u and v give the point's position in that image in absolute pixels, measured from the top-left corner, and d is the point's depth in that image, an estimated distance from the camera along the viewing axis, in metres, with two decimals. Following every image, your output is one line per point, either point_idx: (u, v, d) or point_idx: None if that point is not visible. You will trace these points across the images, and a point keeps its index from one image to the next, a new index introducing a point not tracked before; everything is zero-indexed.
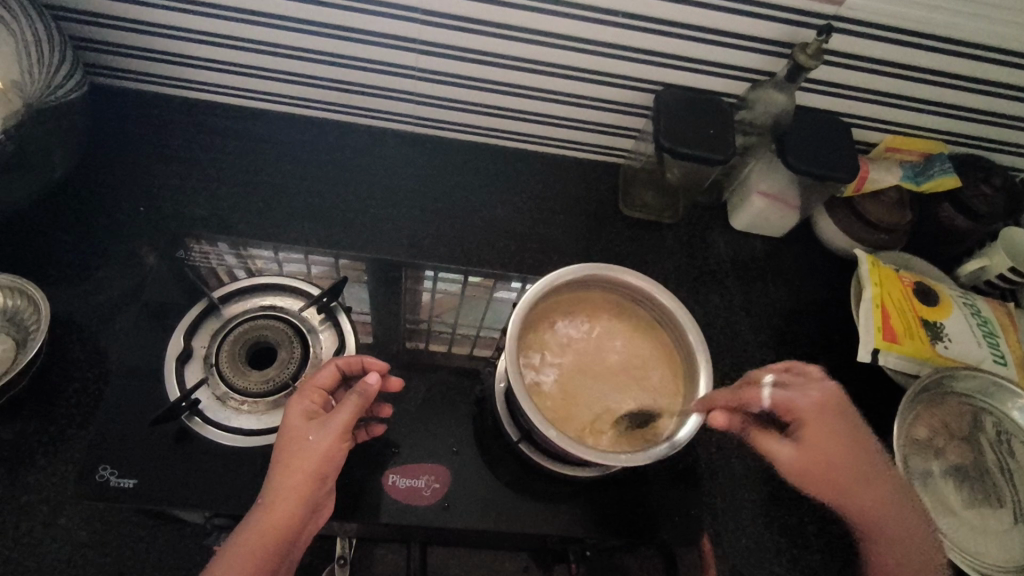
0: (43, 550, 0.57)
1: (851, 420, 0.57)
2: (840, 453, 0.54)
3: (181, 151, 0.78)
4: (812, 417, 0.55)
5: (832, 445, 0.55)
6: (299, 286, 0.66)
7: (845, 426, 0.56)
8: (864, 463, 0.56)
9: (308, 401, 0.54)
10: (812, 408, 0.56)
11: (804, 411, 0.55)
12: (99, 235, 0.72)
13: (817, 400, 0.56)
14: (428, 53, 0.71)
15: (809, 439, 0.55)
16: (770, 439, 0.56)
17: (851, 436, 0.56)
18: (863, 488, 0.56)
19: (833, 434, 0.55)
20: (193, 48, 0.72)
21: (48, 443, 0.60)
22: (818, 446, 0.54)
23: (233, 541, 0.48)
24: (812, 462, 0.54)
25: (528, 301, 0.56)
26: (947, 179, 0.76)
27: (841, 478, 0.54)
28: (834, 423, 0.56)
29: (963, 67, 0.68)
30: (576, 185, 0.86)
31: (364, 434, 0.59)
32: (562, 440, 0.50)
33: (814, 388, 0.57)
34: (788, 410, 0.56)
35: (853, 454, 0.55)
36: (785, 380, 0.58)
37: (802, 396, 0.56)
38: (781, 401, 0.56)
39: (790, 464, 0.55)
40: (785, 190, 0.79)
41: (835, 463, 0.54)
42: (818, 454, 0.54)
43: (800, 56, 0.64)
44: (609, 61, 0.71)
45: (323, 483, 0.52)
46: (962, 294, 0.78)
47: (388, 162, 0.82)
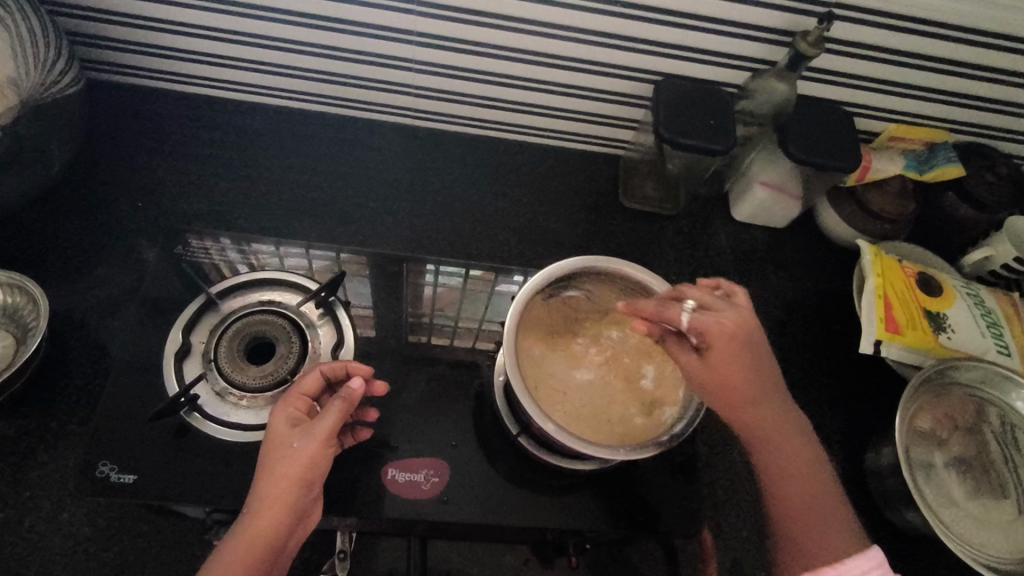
0: (44, 545, 0.57)
1: (758, 349, 0.52)
2: (731, 379, 0.51)
3: (180, 146, 0.78)
4: (717, 342, 0.51)
5: (740, 366, 0.51)
6: (298, 281, 0.66)
7: (751, 354, 0.52)
8: (759, 397, 0.52)
9: (292, 408, 0.53)
10: (722, 331, 0.51)
11: (714, 332, 0.51)
12: (99, 231, 0.72)
13: (729, 328, 0.51)
14: (426, 45, 0.70)
15: (713, 360, 0.51)
16: (683, 354, 0.53)
17: (759, 368, 0.52)
18: (770, 415, 0.52)
19: (740, 361, 0.51)
20: (189, 42, 0.71)
21: (49, 439, 0.61)
22: (722, 369, 0.51)
23: (221, 549, 0.48)
24: (716, 383, 0.52)
25: (527, 292, 0.57)
26: (952, 168, 0.74)
27: (741, 401, 0.52)
28: (745, 353, 0.51)
29: (966, 54, 0.67)
30: (577, 177, 0.85)
31: (350, 439, 0.58)
32: (557, 429, 0.51)
33: (730, 311, 0.52)
34: (697, 327, 0.52)
35: (755, 379, 0.52)
36: (707, 303, 0.53)
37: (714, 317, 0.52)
38: (694, 321, 0.52)
39: (695, 380, 0.53)
40: (787, 182, 0.79)
41: (735, 388, 0.51)
42: (717, 374, 0.51)
43: (800, 44, 0.63)
44: (607, 52, 0.70)
45: (310, 488, 0.51)
46: (966, 284, 0.77)
47: (387, 155, 0.82)
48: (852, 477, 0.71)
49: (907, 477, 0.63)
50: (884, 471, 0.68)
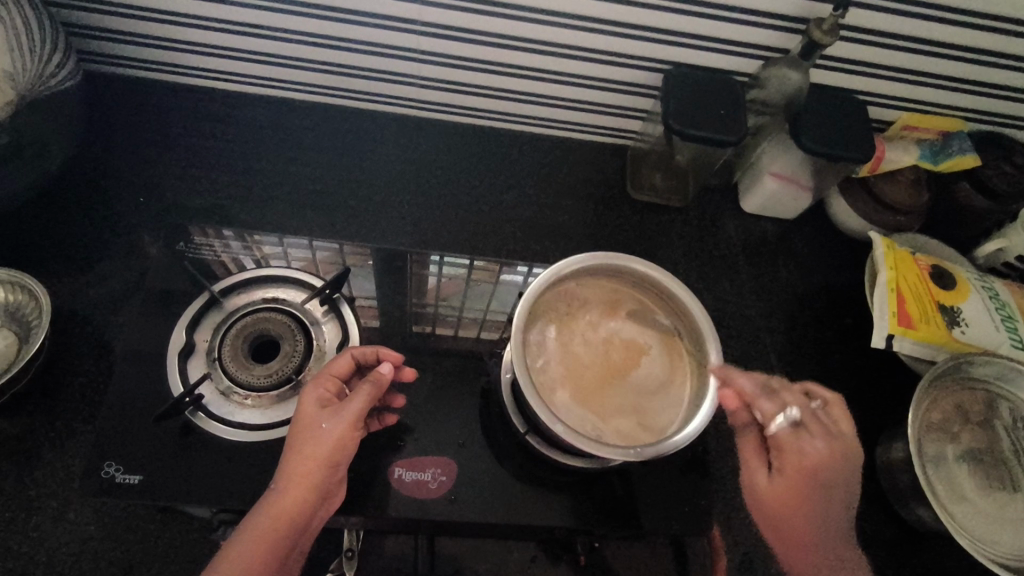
0: (53, 544, 0.57)
1: (840, 489, 0.51)
2: (798, 506, 0.51)
3: (180, 139, 0.77)
4: (799, 462, 0.51)
5: (806, 500, 0.51)
6: (301, 277, 0.65)
7: (835, 490, 0.51)
8: (835, 509, 0.52)
9: (321, 389, 0.53)
10: (799, 467, 0.51)
11: (795, 458, 0.51)
12: (99, 226, 0.71)
13: (806, 465, 0.51)
14: (428, 34, 0.68)
15: (782, 483, 0.52)
16: (752, 459, 0.55)
17: (824, 516, 0.52)
18: (822, 543, 0.52)
19: (812, 502, 0.51)
20: (187, 32, 0.70)
21: (53, 439, 0.60)
22: (785, 497, 0.52)
23: (247, 524, 0.49)
24: (780, 504, 0.52)
25: (536, 287, 0.55)
26: (964, 160, 0.74)
27: (802, 529, 0.52)
28: (815, 491, 0.51)
29: (985, 40, 0.65)
30: (583, 169, 0.84)
31: (377, 423, 0.59)
32: (546, 416, 0.50)
33: (823, 439, 0.51)
34: (783, 444, 0.52)
35: (829, 508, 0.51)
36: (804, 421, 0.53)
37: (811, 445, 0.51)
38: (779, 440, 0.52)
39: (759, 493, 0.54)
40: (799, 173, 0.77)
41: (798, 522, 0.52)
42: (786, 501, 0.52)
43: (814, 32, 0.61)
44: (615, 40, 0.68)
45: (336, 471, 0.51)
46: (979, 276, 0.76)
47: (389, 147, 0.81)
48: (864, 472, 0.71)
49: (919, 471, 0.62)
50: (895, 465, 0.68)
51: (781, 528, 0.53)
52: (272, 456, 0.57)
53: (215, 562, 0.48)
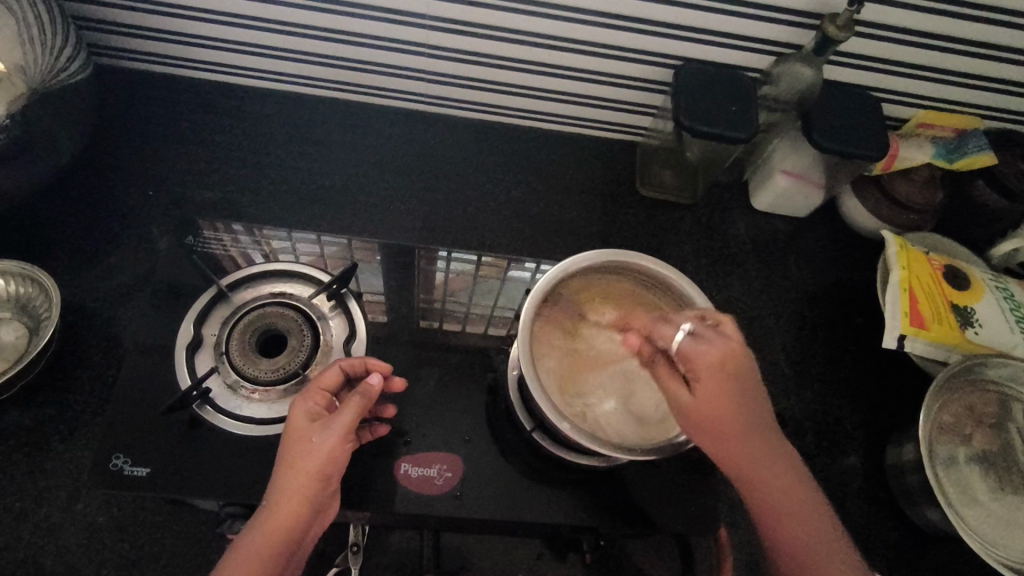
0: (61, 535, 0.58)
1: (751, 384, 0.48)
2: (722, 413, 0.46)
3: (190, 133, 0.77)
4: (705, 364, 0.47)
5: (729, 404, 0.46)
6: (309, 272, 0.65)
7: (748, 388, 0.47)
8: (757, 412, 0.47)
9: (311, 403, 0.53)
10: (711, 365, 0.47)
11: (701, 361, 0.47)
12: (109, 219, 0.72)
13: (714, 363, 0.47)
14: (437, 29, 0.68)
15: (702, 393, 0.47)
16: (670, 384, 0.49)
17: (750, 418, 0.47)
18: (760, 459, 0.47)
19: (732, 400, 0.47)
20: (196, 26, 0.70)
21: (63, 431, 0.61)
22: (710, 406, 0.46)
23: (241, 541, 0.48)
24: (706, 418, 0.47)
25: (543, 286, 0.55)
26: (983, 157, 0.72)
27: (733, 444, 0.47)
28: (733, 388, 0.47)
29: (1003, 36, 0.64)
30: (592, 165, 0.83)
31: (368, 434, 0.58)
32: (551, 414, 0.50)
33: (715, 337, 0.48)
34: (687, 351, 0.48)
35: (751, 407, 0.47)
36: (699, 329, 0.49)
37: (708, 342, 0.48)
38: (684, 351, 0.48)
39: (684, 414, 0.48)
40: (811, 171, 0.76)
41: (731, 431, 0.47)
42: (713, 410, 0.46)
43: (828, 27, 0.60)
44: (625, 36, 0.67)
45: (329, 484, 0.51)
46: (993, 276, 0.75)
47: (397, 142, 0.81)
48: (873, 473, 0.70)
49: (929, 472, 0.61)
50: (905, 467, 0.67)
51: (720, 449, 0.47)
52: (278, 451, 0.57)
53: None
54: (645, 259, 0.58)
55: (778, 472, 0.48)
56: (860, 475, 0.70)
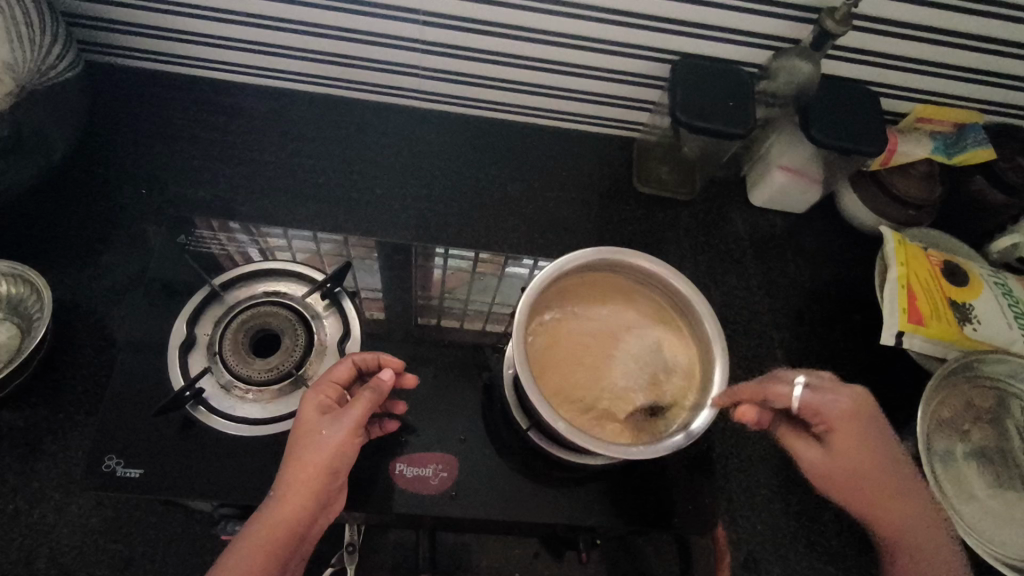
0: (54, 536, 0.57)
1: (878, 428, 0.53)
2: (859, 465, 0.52)
3: (183, 131, 0.76)
4: (835, 420, 0.52)
5: (866, 455, 0.52)
6: (304, 271, 0.64)
7: (876, 433, 0.53)
8: (888, 458, 0.53)
9: (322, 396, 0.52)
10: (840, 418, 0.52)
11: (831, 416, 0.52)
12: (101, 218, 0.71)
13: (848, 412, 0.52)
14: (431, 24, 0.67)
15: (837, 445, 0.52)
16: (798, 440, 0.55)
17: (886, 465, 0.53)
18: (901, 505, 0.54)
19: (863, 445, 0.52)
20: (189, 22, 0.69)
21: (56, 431, 0.60)
22: (846, 460, 0.52)
23: (246, 532, 0.48)
24: (842, 473, 0.53)
25: (539, 283, 0.54)
26: (980, 151, 0.73)
27: (878, 485, 0.53)
28: (866, 437, 0.52)
29: (1003, 30, 0.63)
30: (589, 161, 0.83)
31: (378, 430, 0.58)
32: (544, 411, 0.49)
33: (841, 391, 0.53)
34: (810, 409, 0.52)
35: (888, 450, 0.53)
36: (814, 381, 0.54)
37: (836, 399, 0.52)
38: (807, 405, 0.52)
39: (818, 467, 0.54)
40: (808, 166, 0.76)
41: (858, 478, 0.53)
42: (847, 463, 0.52)
43: (827, 21, 0.59)
44: (621, 30, 0.67)
45: (335, 478, 0.51)
46: (992, 272, 0.74)
47: (392, 138, 0.80)
48: None
49: (927, 469, 0.61)
50: None
51: (861, 493, 0.53)
52: (272, 451, 0.57)
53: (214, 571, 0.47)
54: (652, 261, 0.57)
55: (910, 506, 0.54)
56: None
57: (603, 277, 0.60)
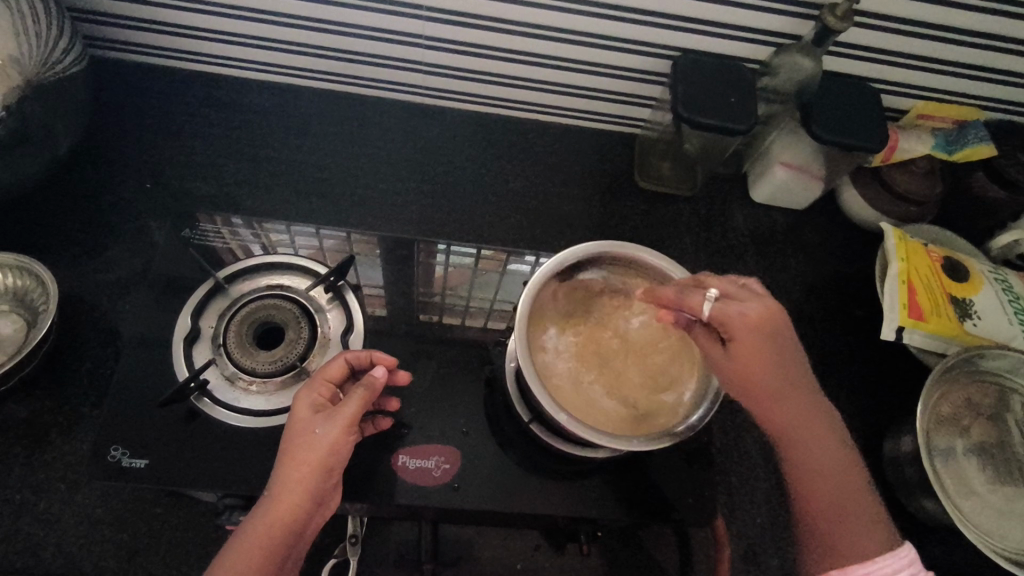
0: (60, 526, 0.58)
1: (788, 343, 0.52)
2: (756, 373, 0.51)
3: (187, 126, 0.77)
4: (737, 328, 0.51)
5: (764, 364, 0.51)
6: (308, 265, 0.65)
7: (785, 344, 0.51)
8: (788, 371, 0.52)
9: (315, 394, 0.53)
10: (746, 323, 0.51)
11: (733, 324, 0.51)
12: (107, 212, 0.72)
13: (752, 322, 0.51)
14: (434, 20, 0.68)
15: (738, 353, 0.51)
16: (712, 349, 0.53)
17: (788, 378, 0.52)
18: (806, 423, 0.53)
19: (767, 357, 0.51)
20: (193, 18, 0.70)
21: (62, 423, 0.61)
22: (746, 361, 0.51)
23: (241, 532, 0.48)
24: (740, 378, 0.52)
25: (540, 277, 0.55)
26: (982, 148, 0.72)
27: (777, 394, 0.52)
28: (768, 343, 0.51)
29: (1003, 27, 0.64)
30: (590, 157, 0.83)
31: (371, 427, 0.58)
32: (547, 401, 0.50)
33: (753, 303, 0.52)
34: (719, 317, 0.51)
35: (787, 362, 0.52)
36: (730, 293, 0.53)
37: (744, 309, 0.51)
38: (718, 311, 0.51)
39: (725, 375, 0.53)
40: (810, 162, 0.76)
41: (757, 379, 0.51)
42: (750, 367, 0.51)
43: (828, 18, 0.60)
44: (623, 26, 0.67)
45: (330, 476, 0.51)
46: (993, 268, 0.74)
47: (395, 134, 0.80)
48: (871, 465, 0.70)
49: (926, 463, 0.62)
50: (903, 459, 0.67)
51: (764, 404, 0.53)
52: (276, 443, 0.57)
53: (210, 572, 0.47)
54: (653, 254, 0.58)
55: (813, 430, 0.53)
56: None
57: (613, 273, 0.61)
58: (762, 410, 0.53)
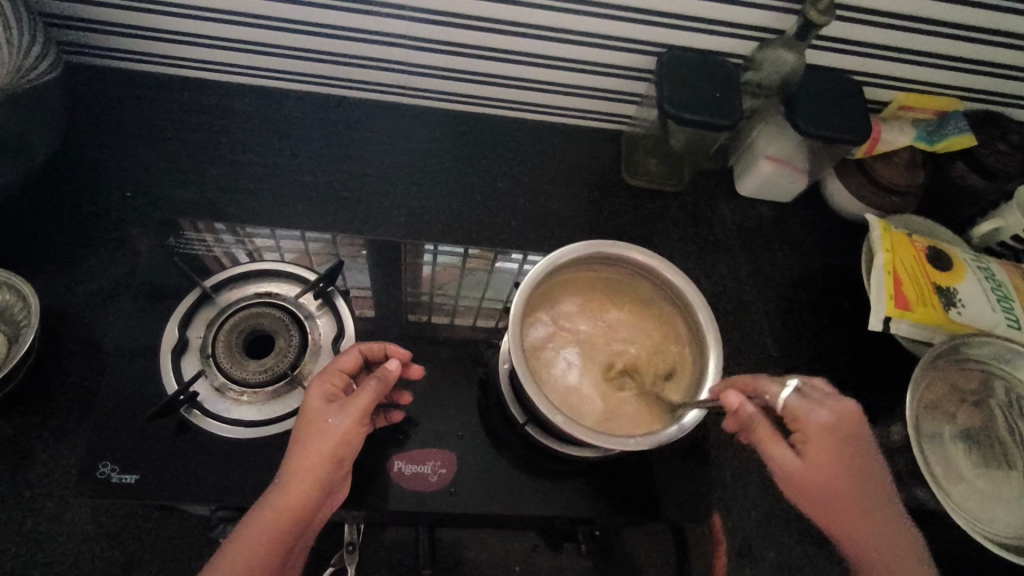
0: (49, 545, 0.57)
1: (862, 450, 0.49)
2: (831, 477, 0.48)
3: (167, 131, 0.75)
4: (814, 431, 0.49)
5: (842, 469, 0.49)
6: (295, 270, 0.64)
7: (862, 452, 0.49)
8: (863, 480, 0.49)
9: (328, 384, 0.52)
10: (825, 429, 0.49)
11: (811, 425, 0.49)
12: (86, 222, 0.70)
13: (830, 424, 0.49)
14: (415, 19, 0.67)
15: (814, 456, 0.49)
16: (778, 447, 0.50)
17: (864, 488, 0.49)
18: (876, 534, 0.50)
19: (841, 462, 0.49)
20: (170, 21, 0.68)
21: (47, 439, 0.59)
22: (820, 468, 0.48)
23: (249, 520, 0.48)
24: (814, 483, 0.49)
25: (531, 280, 0.54)
26: (963, 139, 0.73)
27: (848, 503, 0.49)
28: (847, 451, 0.49)
29: (981, 18, 0.64)
30: (576, 154, 0.83)
31: (383, 420, 0.58)
32: (528, 385, 0.50)
33: (828, 405, 0.50)
34: (796, 414, 0.50)
35: (863, 472, 0.49)
36: (806, 391, 0.51)
37: (820, 409, 0.49)
38: (792, 408, 0.50)
39: (793, 477, 0.50)
40: (796, 156, 0.76)
41: (830, 487, 0.49)
42: (826, 473, 0.48)
43: (810, 12, 0.60)
44: (607, 23, 0.67)
45: (340, 467, 0.50)
46: (975, 257, 0.75)
47: (378, 135, 0.79)
48: None
49: (915, 451, 0.63)
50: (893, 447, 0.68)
51: (831, 510, 0.49)
52: (270, 452, 0.56)
53: (215, 559, 0.47)
54: (644, 253, 0.57)
55: (882, 534, 0.50)
56: None
57: (637, 279, 0.60)
58: (830, 515, 0.49)
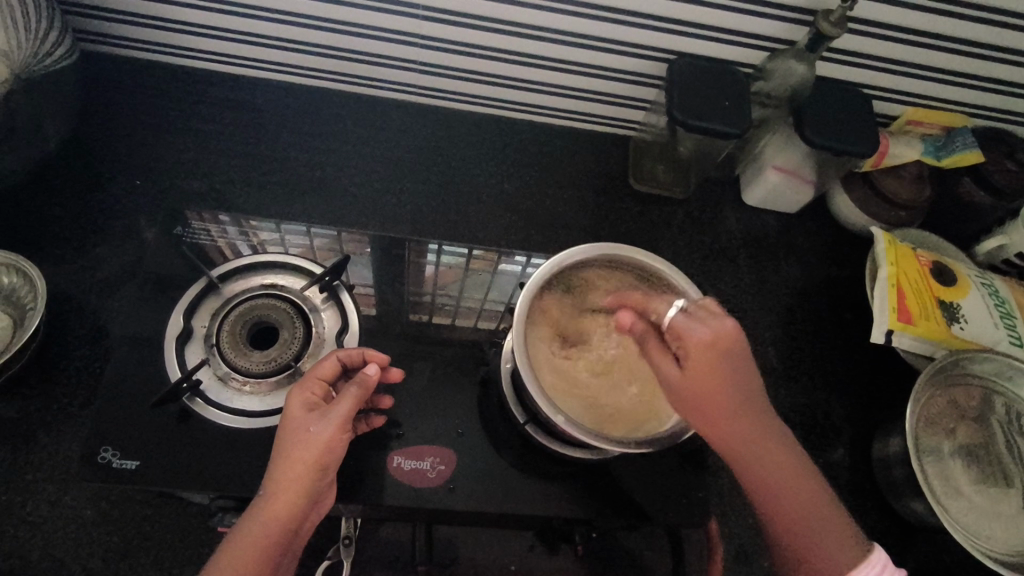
0: (48, 529, 0.57)
1: (742, 363, 0.47)
2: (711, 388, 0.47)
3: (178, 123, 0.76)
4: (694, 347, 0.47)
5: (718, 382, 0.47)
6: (300, 264, 0.64)
7: (742, 366, 0.47)
8: (744, 393, 0.47)
9: (308, 393, 0.52)
10: (702, 345, 0.47)
11: (691, 343, 0.47)
12: (95, 210, 0.71)
13: (708, 340, 0.47)
14: (430, 19, 0.67)
15: (694, 371, 0.47)
16: (662, 362, 0.48)
17: (747, 402, 0.47)
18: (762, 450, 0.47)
19: (721, 375, 0.47)
20: (186, 13, 0.69)
21: (49, 424, 0.60)
22: (700, 380, 0.47)
23: (237, 530, 0.48)
24: (694, 397, 0.47)
25: (534, 281, 0.56)
26: (970, 155, 0.73)
27: (728, 417, 0.47)
28: (725, 365, 0.47)
29: (992, 35, 0.65)
30: (584, 159, 0.83)
31: (365, 426, 0.58)
32: (525, 375, 0.51)
33: (708, 323, 0.47)
34: (677, 332, 0.48)
35: (743, 385, 0.47)
36: (692, 308, 0.49)
37: (699, 327, 0.47)
38: (675, 326, 0.48)
39: (674, 391, 0.48)
40: (802, 166, 0.77)
41: (714, 405, 0.47)
42: (702, 389, 0.47)
43: (822, 23, 0.60)
44: (619, 29, 0.67)
45: (325, 474, 0.51)
46: (979, 273, 0.75)
47: (388, 133, 0.80)
48: (860, 466, 0.71)
49: (914, 464, 0.62)
50: (891, 460, 0.68)
51: (714, 426, 0.47)
52: (269, 444, 0.56)
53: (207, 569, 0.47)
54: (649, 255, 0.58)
55: (770, 446, 0.47)
56: (847, 467, 0.71)
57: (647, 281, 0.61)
58: (715, 433, 0.47)
